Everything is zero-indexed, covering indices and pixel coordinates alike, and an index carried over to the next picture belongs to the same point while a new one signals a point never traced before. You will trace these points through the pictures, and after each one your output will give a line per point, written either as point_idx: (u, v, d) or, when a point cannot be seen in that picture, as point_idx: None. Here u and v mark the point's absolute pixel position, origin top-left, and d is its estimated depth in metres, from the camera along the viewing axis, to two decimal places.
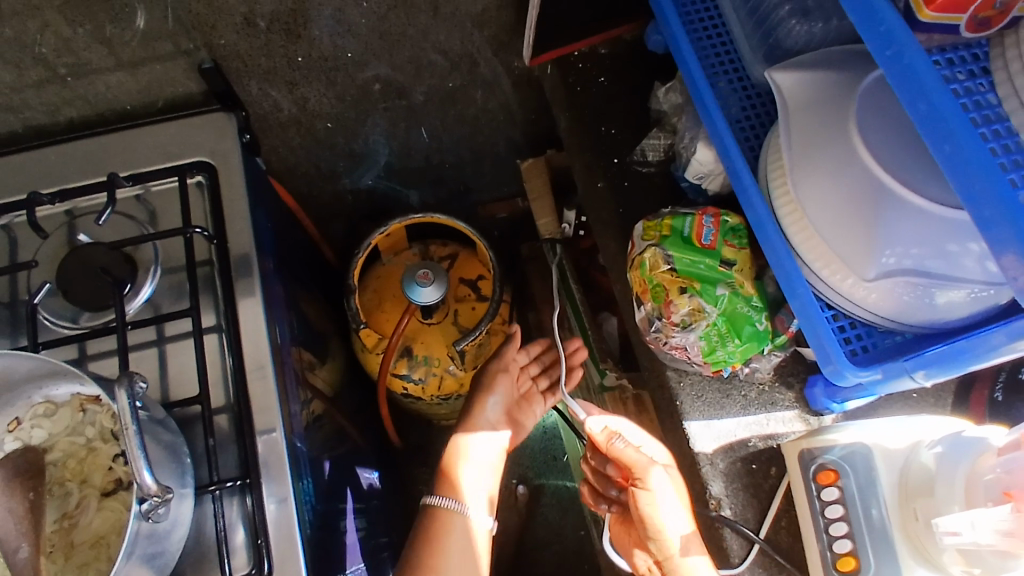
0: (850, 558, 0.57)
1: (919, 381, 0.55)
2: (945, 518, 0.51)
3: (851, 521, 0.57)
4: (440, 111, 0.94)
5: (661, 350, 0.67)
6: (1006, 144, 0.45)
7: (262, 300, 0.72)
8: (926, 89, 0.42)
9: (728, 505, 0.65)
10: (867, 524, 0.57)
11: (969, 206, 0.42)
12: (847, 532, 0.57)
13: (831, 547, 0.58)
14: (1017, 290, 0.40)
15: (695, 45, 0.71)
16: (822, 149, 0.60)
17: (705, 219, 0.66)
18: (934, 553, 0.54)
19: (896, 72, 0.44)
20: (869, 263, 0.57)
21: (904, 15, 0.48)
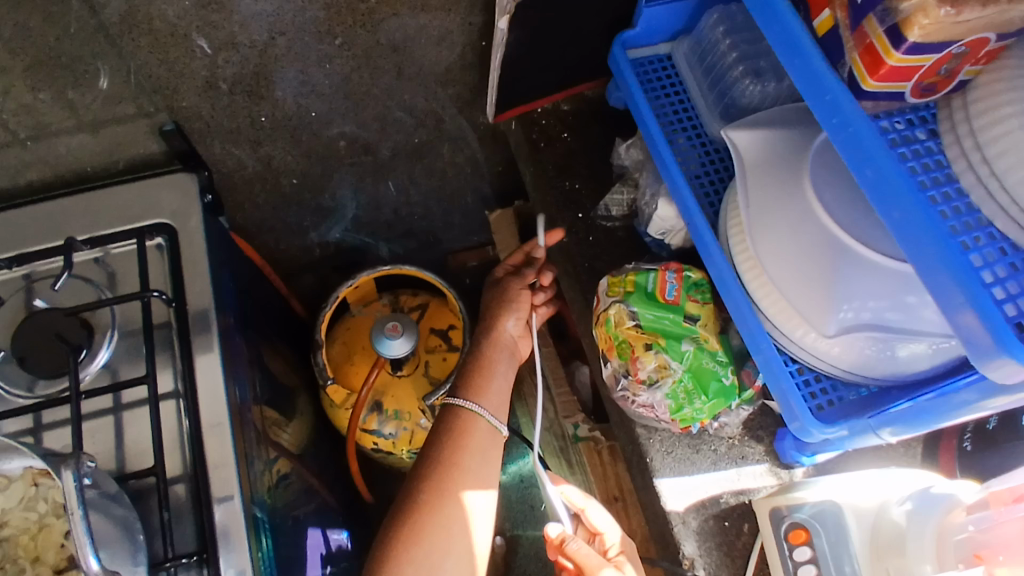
0: None
1: (885, 437, 0.55)
2: None
3: None
4: (408, 166, 0.95)
5: (629, 407, 0.66)
6: (956, 206, 0.45)
7: (222, 363, 0.70)
8: (873, 156, 0.43)
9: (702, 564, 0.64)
10: None
11: (922, 269, 0.43)
12: None
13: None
14: (974, 353, 0.40)
15: (653, 103, 0.73)
16: (780, 206, 0.61)
17: (668, 274, 0.67)
18: None
19: (845, 139, 0.45)
20: (829, 318, 0.58)
21: (849, 83, 0.46)
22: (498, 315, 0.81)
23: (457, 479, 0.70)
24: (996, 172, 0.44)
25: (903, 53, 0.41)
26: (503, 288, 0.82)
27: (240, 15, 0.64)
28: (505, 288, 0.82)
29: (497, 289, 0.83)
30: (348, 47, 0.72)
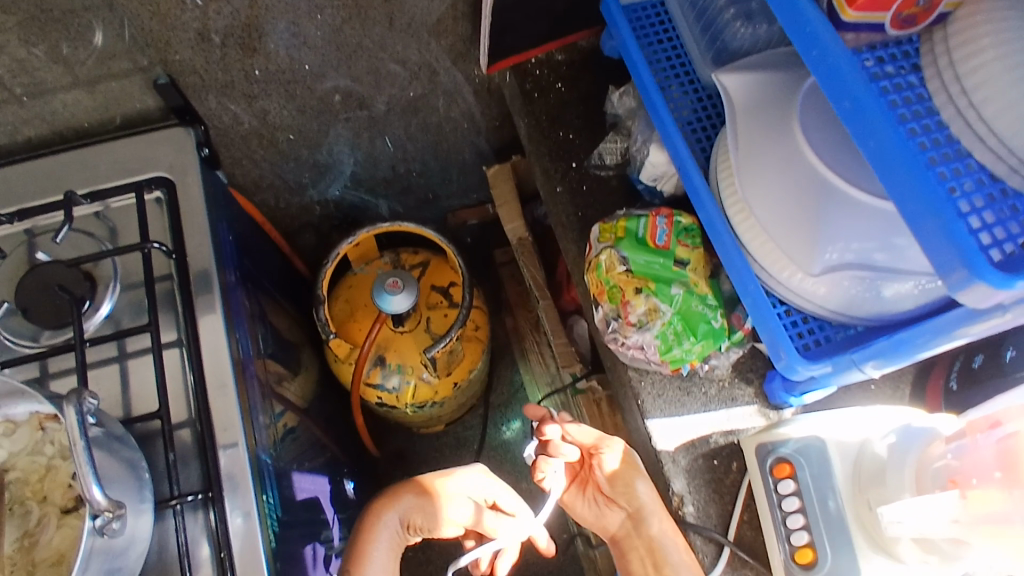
0: (808, 550, 0.57)
1: (868, 372, 0.56)
2: (888, 507, 0.51)
3: (807, 513, 0.57)
4: (403, 121, 0.95)
5: (620, 352, 0.67)
6: (936, 138, 0.45)
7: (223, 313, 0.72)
8: (851, 88, 0.44)
9: (692, 502, 0.66)
10: (824, 515, 0.57)
11: (897, 201, 0.43)
12: (804, 524, 0.57)
13: (789, 539, 0.58)
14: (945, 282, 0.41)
15: (645, 49, 0.73)
16: (768, 148, 0.61)
17: (658, 219, 0.67)
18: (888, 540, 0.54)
19: (826, 69, 0.45)
20: (814, 258, 0.58)
21: (829, 15, 0.47)
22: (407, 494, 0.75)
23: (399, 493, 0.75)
24: (974, 105, 0.44)
25: None
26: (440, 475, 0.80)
27: None
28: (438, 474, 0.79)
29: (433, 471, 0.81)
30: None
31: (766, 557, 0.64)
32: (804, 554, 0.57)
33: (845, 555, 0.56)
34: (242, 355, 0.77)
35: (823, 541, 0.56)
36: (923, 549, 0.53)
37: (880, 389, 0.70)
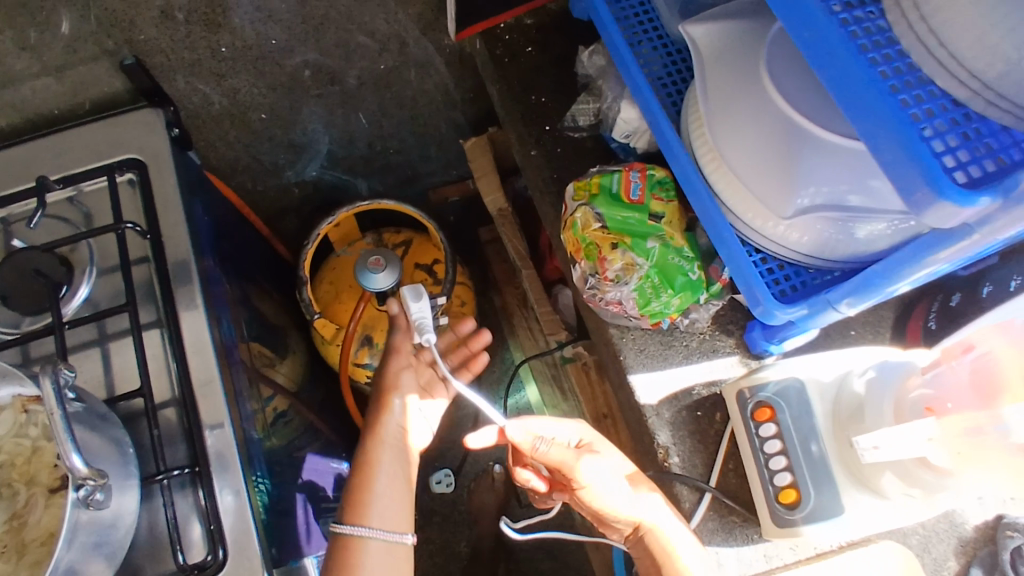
0: (791, 490, 0.57)
1: (844, 311, 0.56)
2: (867, 435, 0.52)
3: (789, 455, 0.58)
4: (377, 95, 0.94)
5: (600, 308, 0.68)
6: (896, 67, 0.45)
7: (201, 291, 0.71)
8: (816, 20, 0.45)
9: (677, 454, 0.66)
10: (806, 457, 0.58)
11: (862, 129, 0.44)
12: (787, 466, 0.58)
13: (773, 481, 0.58)
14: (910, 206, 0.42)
15: (614, 7, 0.72)
16: (737, 97, 0.61)
17: (632, 174, 0.67)
18: (871, 476, 0.55)
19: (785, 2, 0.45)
20: (787, 203, 0.59)
21: None
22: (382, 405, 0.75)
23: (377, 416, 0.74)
24: (932, 29, 0.44)
25: None
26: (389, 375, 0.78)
27: None
28: (387, 377, 0.77)
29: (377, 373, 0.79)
30: None
31: (752, 504, 0.64)
32: (788, 495, 0.57)
33: (830, 490, 0.56)
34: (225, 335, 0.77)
35: (806, 481, 0.57)
36: (906, 486, 0.53)
37: (860, 334, 0.70)
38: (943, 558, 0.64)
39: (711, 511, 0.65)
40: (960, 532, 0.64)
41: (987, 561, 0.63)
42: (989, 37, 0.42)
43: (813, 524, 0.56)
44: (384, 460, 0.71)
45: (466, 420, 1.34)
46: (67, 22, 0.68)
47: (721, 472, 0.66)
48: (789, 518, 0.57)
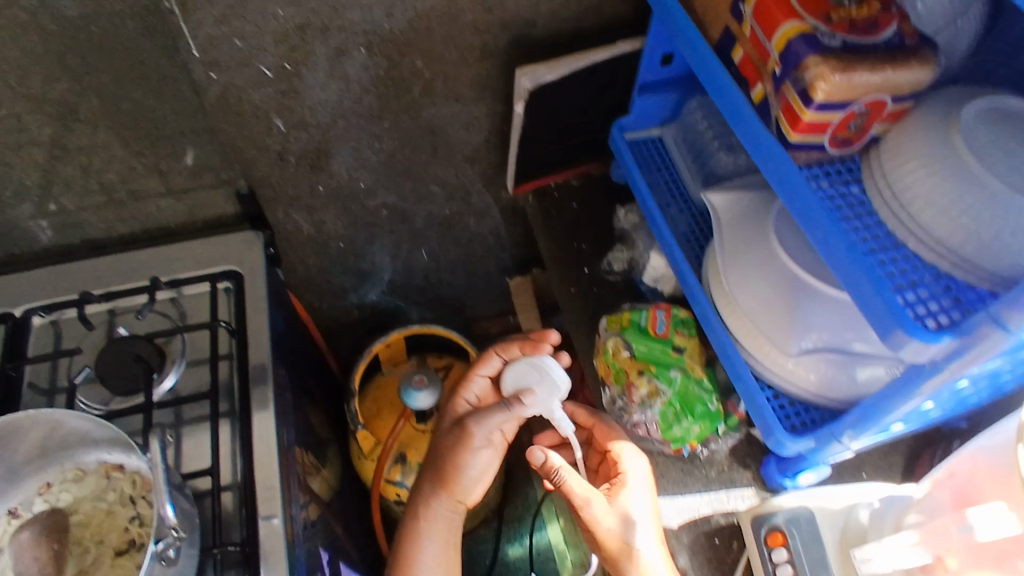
0: None
1: (847, 443, 0.62)
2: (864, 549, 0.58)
3: None
4: (439, 235, 1.09)
5: (626, 429, 0.76)
6: (876, 234, 0.56)
7: (272, 387, 0.81)
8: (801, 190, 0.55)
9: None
10: None
11: (848, 284, 0.53)
12: None
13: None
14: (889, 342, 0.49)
15: (648, 176, 0.86)
16: (750, 252, 0.72)
17: (658, 312, 0.77)
18: None
19: (781, 176, 0.56)
20: (794, 343, 0.67)
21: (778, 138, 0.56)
22: (450, 479, 0.76)
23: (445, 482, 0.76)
24: (903, 204, 0.55)
25: (814, 110, 0.51)
26: (455, 455, 0.76)
27: (311, 101, 0.80)
28: (454, 458, 0.76)
29: (444, 442, 0.78)
30: (394, 129, 0.88)
31: None
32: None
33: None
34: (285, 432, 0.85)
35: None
36: None
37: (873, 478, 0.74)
38: None
39: None
40: None
41: None
42: (950, 212, 0.52)
43: None
44: (428, 541, 0.75)
45: (485, 555, 1.34)
46: (191, 154, 0.83)
47: None
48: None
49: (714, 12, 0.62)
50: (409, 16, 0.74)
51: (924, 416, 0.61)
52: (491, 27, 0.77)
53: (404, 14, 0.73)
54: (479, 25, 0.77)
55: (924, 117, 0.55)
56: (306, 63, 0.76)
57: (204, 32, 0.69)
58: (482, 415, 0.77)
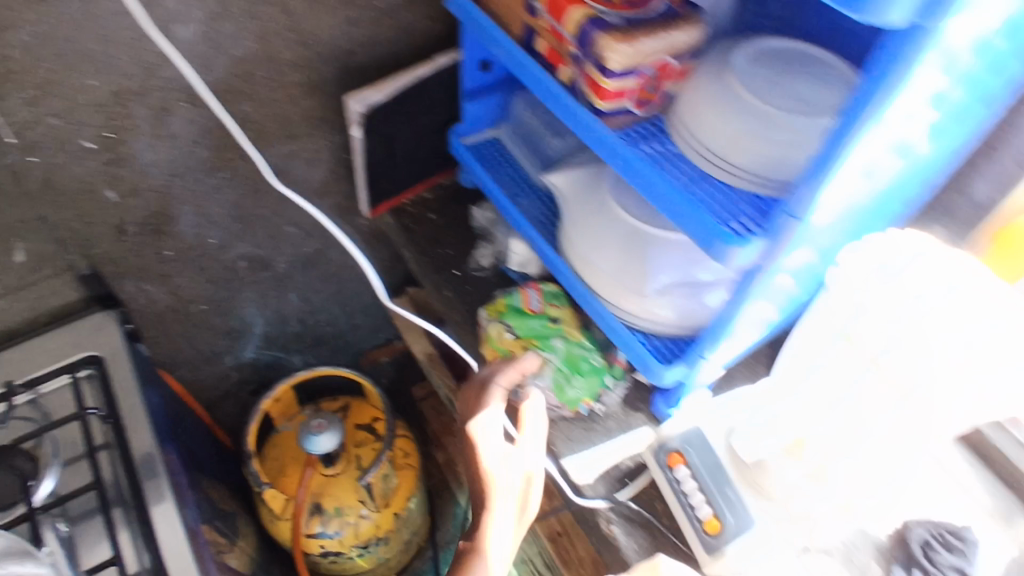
0: (715, 520, 0.68)
1: (712, 359, 0.71)
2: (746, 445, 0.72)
3: (708, 494, 0.70)
4: (304, 275, 1.08)
5: (527, 406, 0.80)
6: (678, 168, 0.61)
7: (174, 502, 0.77)
8: (604, 140, 0.63)
9: (639, 548, 0.74)
10: (720, 494, 0.70)
11: (657, 202, 0.61)
12: (707, 503, 0.69)
13: (698, 516, 0.69)
14: (755, 272, 0.58)
15: (493, 172, 0.89)
16: (598, 225, 0.78)
17: (529, 291, 0.83)
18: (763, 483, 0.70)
19: None
20: (648, 285, 0.74)
21: (591, 108, 0.64)
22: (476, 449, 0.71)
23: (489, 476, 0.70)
24: (700, 139, 0.61)
25: (614, 79, 0.60)
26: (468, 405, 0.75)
27: (139, 165, 0.80)
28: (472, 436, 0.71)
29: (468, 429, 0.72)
30: (238, 180, 0.89)
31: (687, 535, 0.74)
32: (713, 526, 0.68)
33: (745, 528, 0.68)
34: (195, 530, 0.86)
35: (726, 514, 0.68)
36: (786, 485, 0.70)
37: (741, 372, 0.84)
38: None
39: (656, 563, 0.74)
40: None
41: None
42: (742, 141, 0.58)
43: (736, 543, 0.67)
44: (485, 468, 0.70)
45: None
46: (16, 244, 0.79)
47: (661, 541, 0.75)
48: (718, 545, 0.67)
49: (508, 11, 0.71)
50: (225, 63, 0.76)
51: (795, 277, 0.62)
52: (311, 60, 0.81)
53: (221, 61, 0.75)
54: (298, 59, 0.80)
55: (709, 73, 0.62)
56: (130, 125, 0.75)
57: (8, 110, 0.68)
58: (479, 384, 0.75)
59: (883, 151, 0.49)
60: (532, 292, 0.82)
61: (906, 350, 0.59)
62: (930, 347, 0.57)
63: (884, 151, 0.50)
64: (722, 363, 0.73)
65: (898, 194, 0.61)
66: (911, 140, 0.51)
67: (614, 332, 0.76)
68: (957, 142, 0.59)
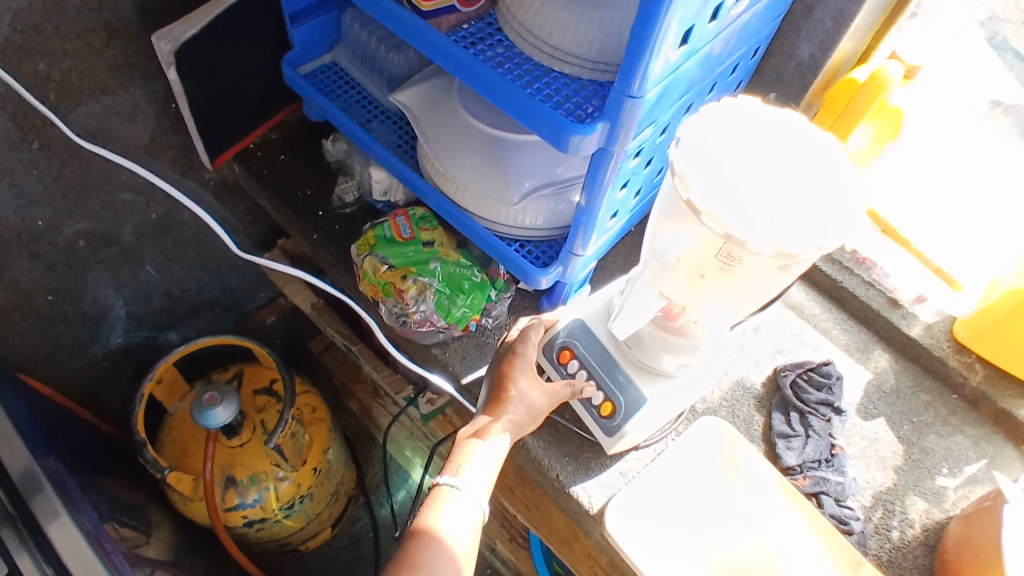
0: (608, 403, 0.73)
1: (584, 254, 0.72)
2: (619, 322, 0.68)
3: (597, 379, 0.73)
4: (159, 244, 1.01)
5: (415, 333, 0.79)
6: (513, 67, 0.62)
7: (70, 517, 0.74)
8: (436, 42, 0.60)
9: (544, 446, 0.79)
10: (610, 377, 0.73)
11: (499, 102, 0.60)
12: (599, 388, 0.73)
13: (592, 404, 0.73)
14: (603, 155, 0.60)
15: (337, 100, 0.84)
16: (454, 138, 0.77)
17: (398, 219, 0.81)
18: (649, 362, 0.71)
19: None
20: (512, 191, 0.75)
21: (415, 12, 0.63)
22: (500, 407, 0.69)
23: (478, 453, 0.67)
24: (535, 34, 0.63)
25: None
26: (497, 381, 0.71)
27: None
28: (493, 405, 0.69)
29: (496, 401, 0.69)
30: (50, 147, 0.81)
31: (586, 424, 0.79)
32: (608, 408, 0.73)
33: (634, 401, 0.72)
34: (94, 530, 0.82)
35: (616, 396, 0.72)
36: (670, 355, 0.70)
37: (615, 262, 0.88)
38: (750, 416, 0.83)
39: (563, 454, 0.78)
40: (754, 393, 0.84)
41: (780, 404, 0.83)
42: (576, 30, 0.61)
43: (633, 418, 0.72)
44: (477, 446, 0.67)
45: (366, 530, 1.40)
46: None
47: (564, 434, 0.79)
48: (614, 425, 0.72)
49: None
50: (9, 17, 0.68)
51: (640, 156, 0.65)
52: (105, 1, 0.73)
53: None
54: (89, 2, 0.72)
55: None
56: None
57: None
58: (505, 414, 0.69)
59: (694, 11, 0.52)
60: (401, 219, 0.80)
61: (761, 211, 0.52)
62: (785, 204, 0.52)
63: (692, 13, 0.52)
64: (593, 255, 0.76)
65: (713, 61, 0.65)
66: (713, 1, 0.54)
67: (486, 244, 0.76)
68: (758, 8, 0.64)
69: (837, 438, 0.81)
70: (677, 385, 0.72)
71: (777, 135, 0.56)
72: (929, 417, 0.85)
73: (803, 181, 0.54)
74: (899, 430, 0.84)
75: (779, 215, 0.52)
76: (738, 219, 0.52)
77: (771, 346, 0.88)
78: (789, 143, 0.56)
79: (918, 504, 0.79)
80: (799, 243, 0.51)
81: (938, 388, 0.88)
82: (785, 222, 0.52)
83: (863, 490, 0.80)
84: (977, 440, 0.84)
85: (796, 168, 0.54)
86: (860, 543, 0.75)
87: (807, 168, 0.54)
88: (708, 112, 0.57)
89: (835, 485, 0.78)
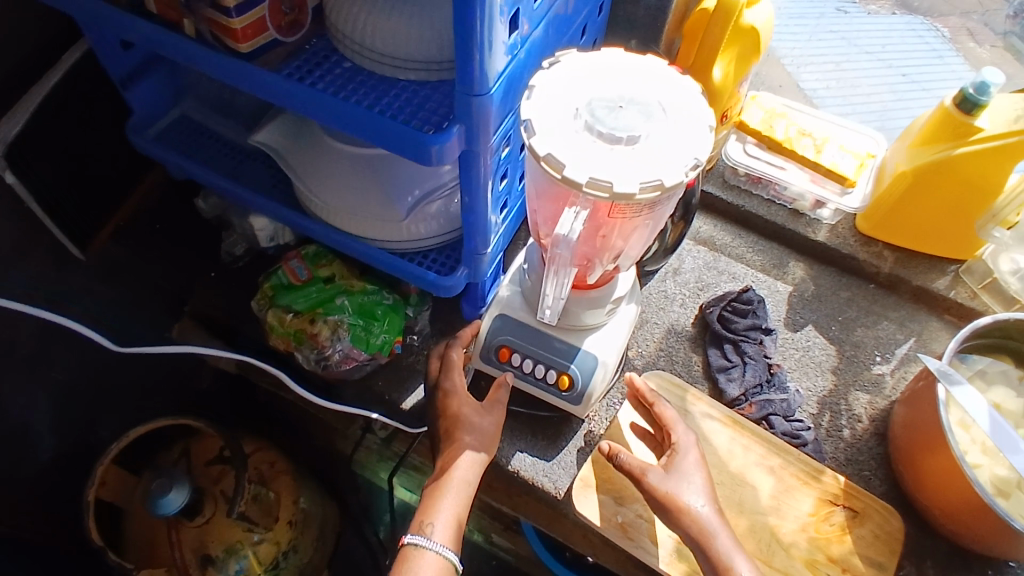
0: (564, 376, 0.72)
1: (486, 251, 0.71)
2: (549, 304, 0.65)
3: (542, 359, 0.72)
4: (58, 345, 0.95)
5: (341, 372, 0.77)
6: (355, 89, 0.59)
7: None
8: (264, 82, 0.57)
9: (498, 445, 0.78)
10: (554, 352, 0.72)
11: (348, 127, 0.57)
12: (550, 367, 0.72)
13: (549, 382, 0.73)
14: (470, 154, 0.58)
15: (197, 154, 0.79)
16: (324, 166, 0.74)
17: (292, 262, 0.78)
18: (581, 322, 0.70)
19: None
20: (398, 206, 0.73)
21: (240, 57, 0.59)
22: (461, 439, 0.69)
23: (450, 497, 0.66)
24: (369, 46, 0.60)
25: (238, 16, 0.55)
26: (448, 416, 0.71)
27: None
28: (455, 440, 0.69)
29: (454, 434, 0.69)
30: None
31: (531, 412, 0.79)
32: (565, 381, 0.72)
33: (584, 365, 0.71)
34: None
35: (567, 365, 0.72)
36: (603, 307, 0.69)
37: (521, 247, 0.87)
38: (688, 358, 0.84)
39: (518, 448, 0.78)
40: (687, 335, 0.85)
41: (710, 339, 0.84)
42: (409, 34, 0.59)
43: (592, 377, 0.71)
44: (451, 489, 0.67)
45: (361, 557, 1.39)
46: None
47: (514, 429, 0.79)
48: (578, 393, 0.72)
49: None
50: None
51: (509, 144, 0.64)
52: None
53: None
54: None
55: None
56: None
57: None
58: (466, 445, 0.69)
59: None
60: (295, 259, 0.78)
61: (631, 162, 0.51)
62: (648, 151, 0.51)
63: None
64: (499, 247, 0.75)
65: (560, 25, 0.64)
66: None
67: (389, 265, 0.74)
68: None
69: (772, 357, 0.83)
70: (607, 332, 0.72)
71: (617, 87, 0.55)
72: (853, 312, 0.88)
73: (661, 121, 0.53)
74: (828, 332, 0.87)
75: (652, 157, 0.51)
76: (616, 174, 0.49)
77: (692, 286, 0.89)
78: (631, 91, 0.55)
79: (861, 397, 0.82)
80: (679, 172, 0.50)
81: (855, 281, 0.91)
82: (660, 160, 0.50)
83: (809, 399, 0.82)
84: (901, 321, 0.88)
85: (648, 111, 0.54)
86: (816, 452, 0.78)
87: (655, 109, 0.54)
88: (542, 92, 0.54)
89: (780, 403, 0.80)
